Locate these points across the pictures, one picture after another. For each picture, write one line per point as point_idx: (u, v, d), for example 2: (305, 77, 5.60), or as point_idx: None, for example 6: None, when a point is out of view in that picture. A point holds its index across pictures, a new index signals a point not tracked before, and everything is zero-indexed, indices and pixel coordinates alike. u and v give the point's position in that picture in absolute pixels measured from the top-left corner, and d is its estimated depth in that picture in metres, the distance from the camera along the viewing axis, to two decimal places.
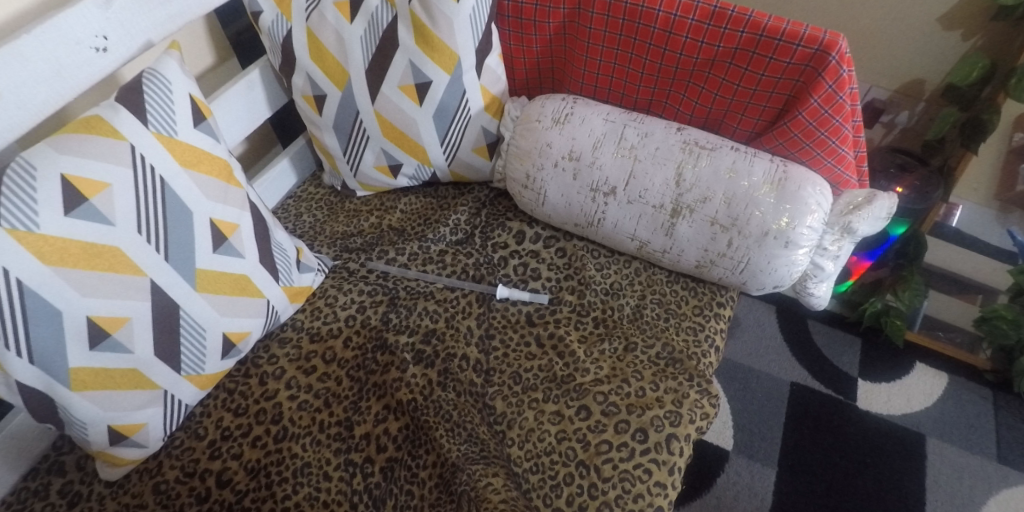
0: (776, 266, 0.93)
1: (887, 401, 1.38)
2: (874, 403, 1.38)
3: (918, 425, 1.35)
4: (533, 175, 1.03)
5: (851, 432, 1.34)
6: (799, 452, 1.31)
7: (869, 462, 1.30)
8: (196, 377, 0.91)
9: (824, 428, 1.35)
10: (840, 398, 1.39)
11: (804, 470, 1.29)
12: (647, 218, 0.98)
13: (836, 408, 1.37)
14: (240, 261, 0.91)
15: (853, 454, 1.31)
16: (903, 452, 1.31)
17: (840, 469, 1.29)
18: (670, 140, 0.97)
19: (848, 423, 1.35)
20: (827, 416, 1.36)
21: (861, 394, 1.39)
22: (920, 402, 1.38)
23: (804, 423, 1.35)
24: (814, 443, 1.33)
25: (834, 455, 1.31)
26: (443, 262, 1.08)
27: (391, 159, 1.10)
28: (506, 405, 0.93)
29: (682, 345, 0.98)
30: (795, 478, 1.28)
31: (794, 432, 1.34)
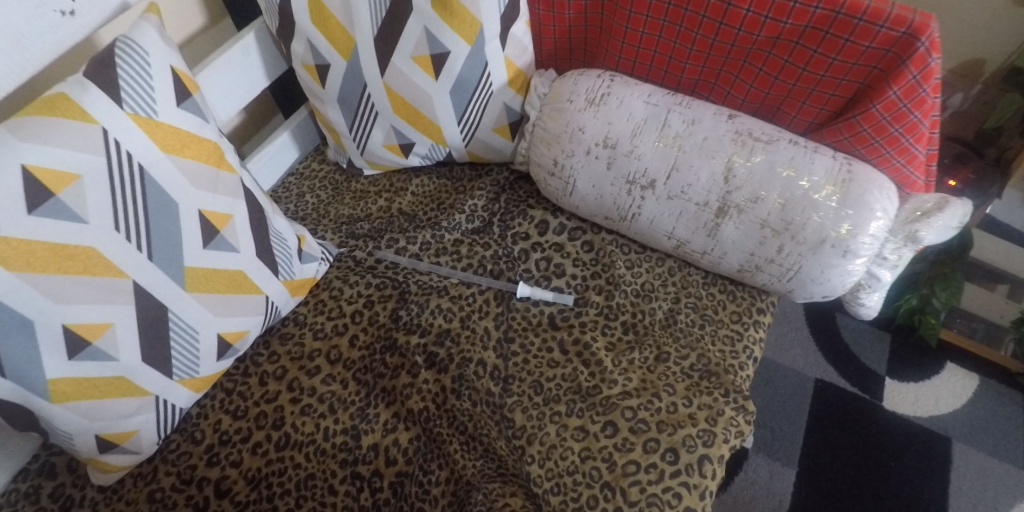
0: (829, 276, 0.84)
1: (915, 402, 1.31)
2: (901, 404, 1.31)
3: (945, 428, 1.28)
4: (562, 162, 0.93)
5: (875, 434, 1.28)
6: (821, 453, 1.26)
7: (892, 466, 1.24)
8: (190, 380, 0.83)
9: (847, 428, 1.28)
10: (866, 398, 1.32)
11: (826, 472, 1.24)
12: (687, 217, 0.88)
13: (862, 408, 1.31)
14: (235, 255, 0.82)
15: (875, 456, 1.25)
16: (927, 457, 1.25)
17: (862, 472, 1.23)
18: (719, 130, 0.86)
19: (872, 424, 1.29)
20: (851, 416, 1.30)
21: (887, 394, 1.32)
22: (948, 404, 1.31)
23: (827, 422, 1.29)
24: (837, 443, 1.27)
25: (857, 457, 1.25)
26: (459, 254, 0.99)
27: (402, 137, 0.99)
28: (526, 418, 0.85)
29: (717, 356, 0.90)
30: (816, 480, 1.23)
31: (816, 431, 1.28)
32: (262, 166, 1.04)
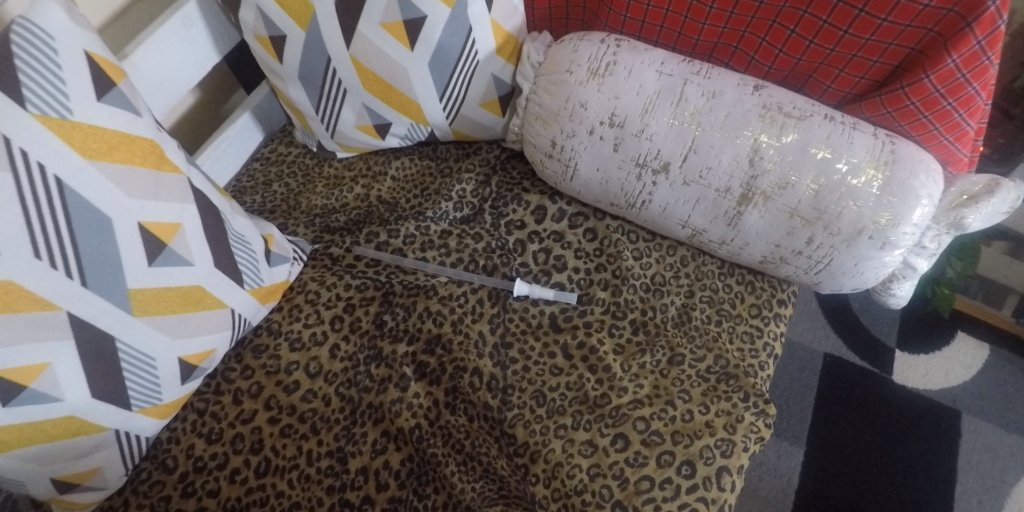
0: (863, 269, 0.76)
1: (925, 375, 1.26)
2: (911, 377, 1.25)
3: (955, 402, 1.23)
4: (561, 143, 0.82)
5: (885, 409, 1.22)
6: (830, 430, 1.21)
7: (901, 441, 1.19)
8: (153, 409, 0.74)
9: (856, 404, 1.23)
10: (875, 372, 1.26)
11: (834, 450, 1.19)
12: (705, 204, 0.78)
13: (871, 383, 1.25)
14: (188, 270, 0.72)
15: (884, 432, 1.20)
16: (936, 431, 1.20)
17: (871, 449, 1.19)
18: (744, 104, 0.74)
19: (882, 399, 1.23)
20: (860, 390, 1.24)
21: (897, 367, 1.27)
22: (958, 376, 1.25)
23: (837, 398, 1.24)
24: (845, 421, 1.21)
25: (865, 434, 1.20)
26: (447, 248, 0.89)
27: (377, 117, 0.87)
28: (528, 434, 0.78)
29: (735, 356, 0.82)
30: (825, 459, 1.18)
31: (825, 408, 1.23)
32: (223, 152, 0.94)
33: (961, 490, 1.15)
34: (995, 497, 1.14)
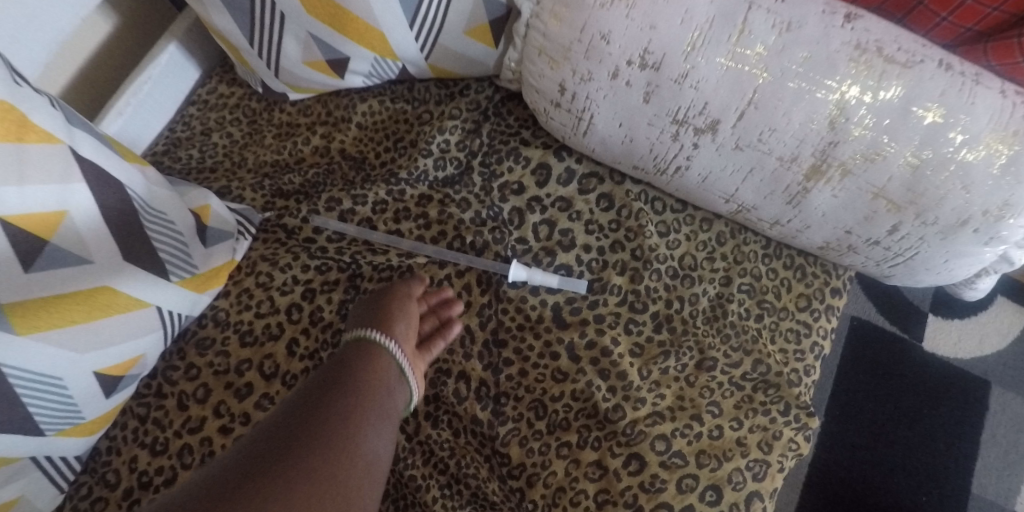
0: (952, 266, 0.60)
1: (957, 342, 1.03)
2: (942, 343, 1.03)
3: (985, 372, 1.01)
4: (573, 88, 0.63)
5: (910, 378, 1.00)
6: (850, 400, 1.00)
7: (922, 413, 0.98)
8: (73, 429, 0.61)
9: (881, 373, 1.01)
10: (904, 338, 1.03)
11: (851, 422, 0.98)
12: (760, 176, 0.61)
13: (900, 349, 1.02)
14: (87, 269, 0.57)
15: (908, 403, 0.99)
16: (963, 406, 0.99)
17: (893, 422, 0.98)
18: (831, 41, 0.53)
19: (910, 368, 1.01)
20: (888, 359, 1.02)
21: (928, 332, 1.03)
22: (994, 345, 1.02)
23: (861, 365, 1.02)
24: (867, 392, 1.00)
25: (889, 405, 0.99)
26: (426, 218, 0.72)
27: (329, 50, 0.68)
28: (525, 454, 0.65)
29: (777, 361, 0.67)
30: (843, 433, 0.98)
31: (847, 377, 1.01)
32: (148, 95, 0.75)
33: (980, 466, 0.96)
34: (1020, 474, 0.95)
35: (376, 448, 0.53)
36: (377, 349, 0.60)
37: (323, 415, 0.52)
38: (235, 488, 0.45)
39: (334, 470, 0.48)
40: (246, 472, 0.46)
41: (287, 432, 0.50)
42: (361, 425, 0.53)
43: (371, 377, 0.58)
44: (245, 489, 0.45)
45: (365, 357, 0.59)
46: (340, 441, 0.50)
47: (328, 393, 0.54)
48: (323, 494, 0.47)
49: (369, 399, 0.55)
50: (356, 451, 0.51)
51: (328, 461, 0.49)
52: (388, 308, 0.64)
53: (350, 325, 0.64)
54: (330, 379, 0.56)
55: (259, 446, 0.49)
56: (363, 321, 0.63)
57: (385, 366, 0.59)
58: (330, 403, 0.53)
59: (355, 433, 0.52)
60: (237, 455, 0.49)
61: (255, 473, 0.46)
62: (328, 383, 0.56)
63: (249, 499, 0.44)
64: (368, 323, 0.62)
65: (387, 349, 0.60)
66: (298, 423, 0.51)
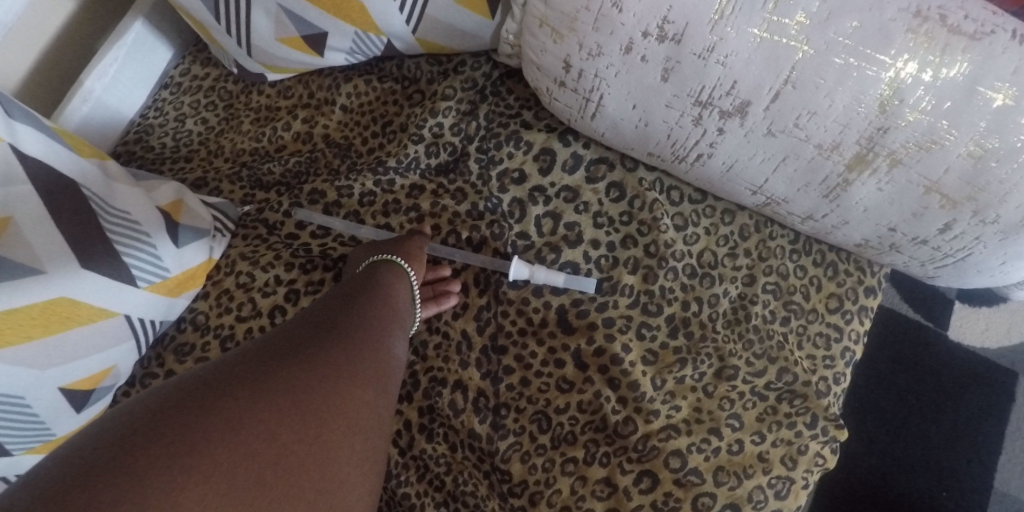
0: (1009, 269, 0.53)
1: (984, 330, 0.94)
2: (968, 333, 0.94)
3: (1012, 362, 0.93)
4: (579, 65, 0.55)
5: (934, 368, 0.93)
6: (870, 391, 0.93)
7: (946, 405, 0.91)
8: (45, 447, 0.56)
9: (903, 363, 0.93)
10: (928, 326, 0.95)
11: (872, 414, 0.92)
12: (794, 166, 0.53)
13: (924, 339, 0.94)
14: (41, 279, 0.51)
15: (933, 394, 0.92)
16: (988, 398, 0.91)
17: (915, 414, 0.91)
18: (885, 8, 0.44)
19: (933, 359, 0.93)
20: (910, 348, 0.94)
21: (954, 321, 0.95)
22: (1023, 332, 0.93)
23: (883, 354, 0.94)
24: (888, 382, 0.93)
25: (911, 397, 0.92)
26: (418, 211, 0.66)
27: (304, 24, 0.61)
28: (527, 471, 0.59)
29: (805, 369, 0.61)
30: (863, 427, 0.91)
31: (867, 367, 0.94)
32: (115, 79, 0.71)
33: (1007, 458, 0.89)
34: None
35: (399, 354, 0.52)
36: (398, 272, 0.58)
37: (351, 314, 0.50)
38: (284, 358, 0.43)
39: (368, 362, 0.47)
40: (280, 351, 0.44)
41: (323, 323, 0.48)
42: (387, 330, 0.52)
43: (395, 293, 0.56)
44: (295, 362, 0.43)
45: (389, 273, 0.57)
46: (371, 337, 0.49)
47: (360, 299, 0.53)
48: (360, 380, 0.45)
49: (394, 311, 0.54)
50: (384, 350, 0.50)
51: (362, 351, 0.47)
52: (407, 244, 0.61)
53: (362, 255, 0.61)
54: (351, 288, 0.54)
55: (296, 330, 0.47)
56: (379, 250, 0.60)
57: (403, 288, 0.57)
58: (363, 307, 0.52)
59: (383, 335, 0.51)
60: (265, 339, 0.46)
61: (293, 353, 0.44)
62: (350, 292, 0.54)
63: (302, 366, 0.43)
64: (389, 250, 0.60)
65: (407, 277, 0.58)
66: (327, 318, 0.49)
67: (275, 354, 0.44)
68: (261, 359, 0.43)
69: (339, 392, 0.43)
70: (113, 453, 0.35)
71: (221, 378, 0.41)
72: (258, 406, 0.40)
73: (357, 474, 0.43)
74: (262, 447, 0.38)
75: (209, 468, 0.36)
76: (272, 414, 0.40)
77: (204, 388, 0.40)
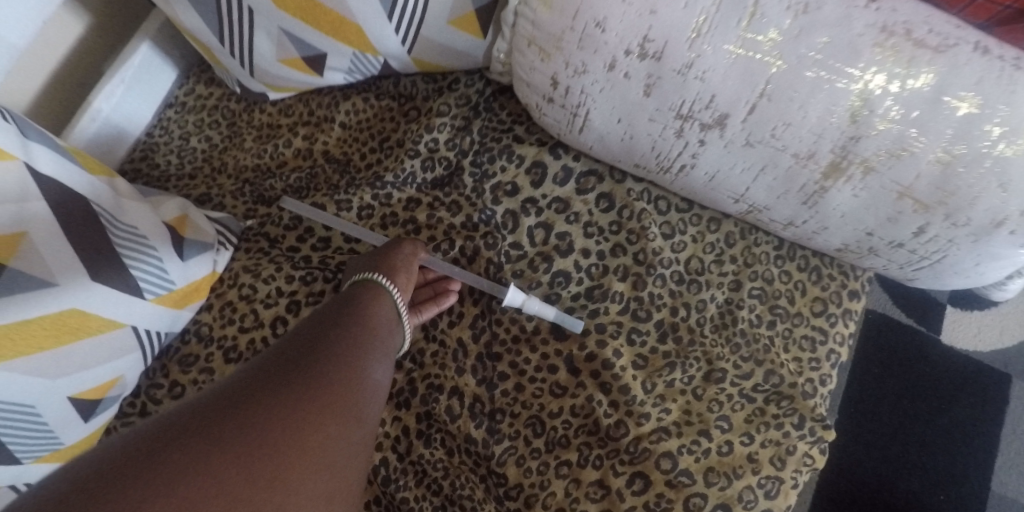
0: (984, 270, 0.55)
1: (977, 333, 0.96)
2: (961, 336, 0.96)
3: (1007, 365, 0.94)
4: (566, 82, 0.57)
5: (927, 372, 0.94)
6: (864, 395, 0.94)
7: (941, 409, 0.93)
8: (53, 455, 0.59)
9: (897, 367, 0.95)
10: (920, 331, 0.96)
11: (867, 419, 0.93)
12: (772, 175, 0.55)
13: (918, 343, 0.96)
14: (53, 292, 0.53)
15: (927, 398, 0.93)
16: (982, 401, 0.93)
17: (909, 418, 0.92)
18: (854, 24, 0.47)
19: (926, 362, 0.95)
20: (903, 353, 0.95)
21: (946, 327, 0.96)
22: (1015, 335, 0.95)
23: (876, 360, 0.96)
24: (882, 387, 0.94)
25: (906, 401, 0.93)
26: (415, 223, 0.68)
27: (304, 46, 0.64)
28: (522, 474, 0.61)
29: (791, 371, 0.63)
30: (859, 431, 0.92)
31: (861, 372, 0.96)
32: (122, 99, 0.74)
33: (1001, 461, 0.90)
34: None
35: (379, 377, 0.52)
36: (380, 291, 0.59)
37: (329, 341, 0.50)
38: (258, 390, 0.43)
39: (344, 390, 0.47)
40: (255, 381, 0.44)
41: (298, 350, 0.48)
42: (365, 355, 0.52)
43: (374, 314, 0.57)
44: (268, 395, 0.43)
45: (369, 295, 0.58)
46: (348, 364, 0.49)
47: (338, 323, 0.53)
48: (335, 408, 0.45)
49: (372, 333, 0.54)
50: (362, 376, 0.50)
51: (338, 377, 0.47)
52: (392, 255, 0.63)
53: (352, 271, 0.63)
54: (333, 312, 0.55)
55: (270, 360, 0.47)
56: (366, 265, 0.62)
57: (384, 307, 0.58)
58: (341, 332, 0.52)
59: (360, 361, 0.50)
60: (238, 372, 0.46)
61: (268, 384, 0.44)
62: (328, 318, 0.53)
63: (277, 398, 0.43)
64: (373, 266, 0.61)
65: (391, 294, 0.59)
66: (305, 345, 0.49)
67: (248, 390, 0.43)
68: (235, 391, 0.43)
69: (315, 422, 0.43)
70: (87, 494, 0.35)
71: (193, 417, 0.40)
72: (231, 442, 0.39)
73: (336, 503, 0.42)
74: (236, 479, 0.38)
75: (188, 502, 0.36)
76: (239, 455, 0.39)
77: (179, 422, 0.40)
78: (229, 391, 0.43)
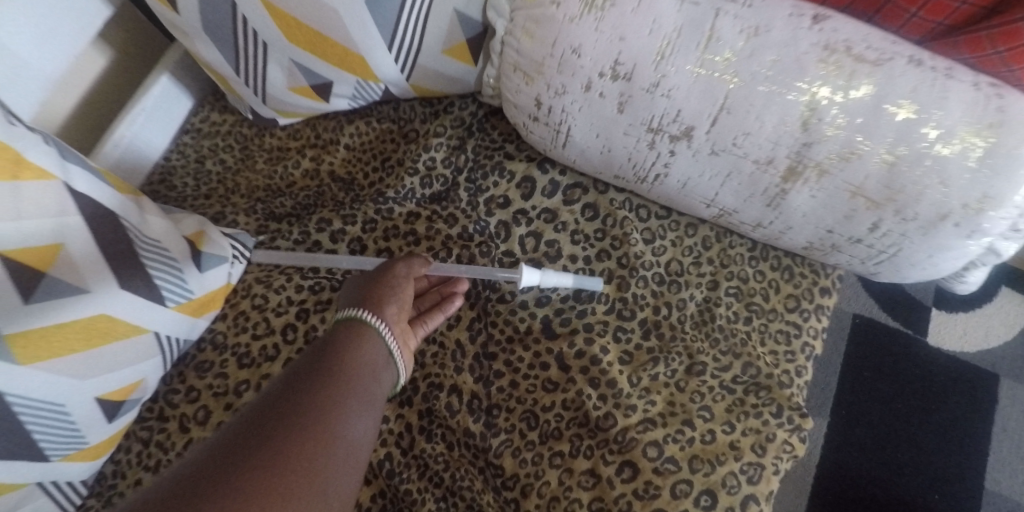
0: (936, 262, 0.60)
1: (963, 335, 1.01)
2: (947, 339, 1.01)
3: (994, 366, 0.99)
4: (548, 102, 0.64)
5: (917, 374, 0.99)
6: (856, 397, 0.98)
7: (933, 409, 0.97)
8: (79, 453, 0.63)
9: (887, 370, 0.99)
10: (908, 333, 1.01)
11: (860, 421, 0.96)
12: (738, 180, 0.61)
13: (905, 345, 1.01)
14: (86, 298, 0.59)
15: (918, 398, 0.97)
16: (971, 401, 0.97)
17: (902, 419, 0.96)
18: (800, 43, 0.54)
19: (915, 364, 0.99)
20: (892, 356, 1.00)
21: (932, 327, 1.02)
22: (1000, 336, 1.01)
23: (865, 362, 1.00)
24: (874, 389, 0.98)
25: (897, 402, 0.97)
26: (415, 235, 0.74)
27: (312, 76, 0.71)
28: (518, 465, 0.65)
29: (768, 363, 0.67)
30: (852, 433, 0.96)
31: (852, 374, 0.99)
32: (142, 128, 0.80)
33: (995, 459, 0.94)
34: None
35: (357, 433, 0.52)
36: (364, 332, 0.60)
37: (306, 400, 0.51)
38: (224, 467, 0.44)
39: (314, 454, 0.47)
40: (226, 454, 0.45)
41: (270, 415, 0.49)
42: (342, 411, 0.52)
43: (356, 361, 0.57)
44: (234, 469, 0.44)
45: (352, 339, 0.59)
46: (320, 426, 0.49)
47: (315, 379, 0.54)
48: (304, 476, 0.46)
49: (353, 383, 0.55)
50: (337, 436, 0.50)
51: (307, 443, 0.48)
52: (379, 290, 0.64)
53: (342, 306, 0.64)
54: (313, 365, 0.56)
55: (242, 428, 0.48)
56: (355, 302, 0.63)
57: (368, 350, 0.59)
58: (316, 389, 0.52)
59: (336, 418, 0.51)
60: (212, 445, 0.47)
61: (235, 458, 0.45)
62: (307, 374, 0.54)
63: (242, 472, 0.44)
64: (359, 304, 0.62)
65: (376, 329, 0.60)
66: (280, 407, 0.50)
67: (215, 467, 0.44)
68: (205, 469, 0.44)
69: (282, 492, 0.44)
70: None
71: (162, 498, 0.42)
72: None
73: None
74: None
75: None
76: None
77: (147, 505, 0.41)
78: (200, 469, 0.44)
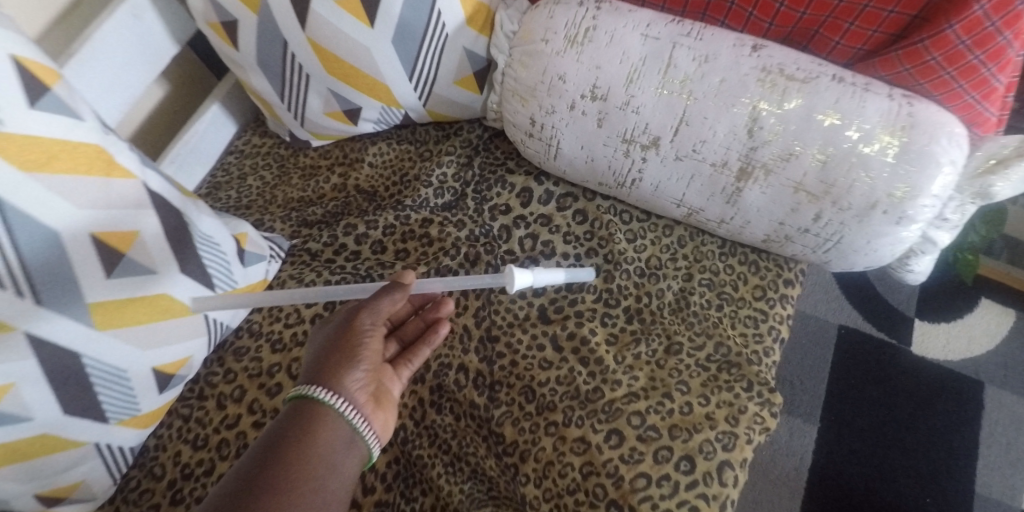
0: (877, 246, 0.69)
1: (944, 346, 1.14)
2: (931, 348, 1.14)
3: (977, 372, 1.12)
4: (541, 120, 0.76)
5: (903, 381, 1.11)
6: (844, 403, 1.10)
7: (920, 415, 1.08)
8: (133, 419, 0.72)
9: (876, 379, 1.12)
10: (892, 343, 1.15)
11: (850, 426, 1.08)
12: (701, 181, 0.72)
13: (890, 355, 1.13)
14: (155, 278, 0.70)
15: (905, 405, 1.09)
16: (957, 407, 1.09)
17: (890, 423, 1.07)
18: (742, 67, 0.67)
19: (901, 372, 1.12)
20: (877, 366, 1.13)
21: (916, 338, 1.15)
22: (983, 345, 1.14)
23: (853, 372, 1.12)
24: (862, 396, 1.10)
25: (885, 407, 1.09)
26: (428, 237, 0.84)
27: (345, 102, 0.84)
28: (517, 433, 0.73)
29: (738, 343, 0.76)
30: (841, 436, 1.07)
31: (841, 383, 1.12)
32: (194, 148, 0.93)
33: (982, 464, 1.04)
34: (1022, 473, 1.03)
35: None
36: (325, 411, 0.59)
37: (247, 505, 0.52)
38: None
39: None
40: None
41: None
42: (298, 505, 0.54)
43: (317, 445, 0.58)
44: None
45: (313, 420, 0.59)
46: None
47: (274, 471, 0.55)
48: None
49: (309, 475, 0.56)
50: None
51: None
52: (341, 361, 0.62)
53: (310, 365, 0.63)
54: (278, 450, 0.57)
55: None
56: (319, 368, 0.62)
57: (332, 429, 0.59)
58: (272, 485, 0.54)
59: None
60: None
61: None
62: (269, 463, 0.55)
63: None
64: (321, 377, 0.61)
65: (335, 407, 0.60)
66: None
67: None
68: None
69: None
70: None
71: None
72: None
73: None
74: None
75: None
76: None
77: None
78: None
